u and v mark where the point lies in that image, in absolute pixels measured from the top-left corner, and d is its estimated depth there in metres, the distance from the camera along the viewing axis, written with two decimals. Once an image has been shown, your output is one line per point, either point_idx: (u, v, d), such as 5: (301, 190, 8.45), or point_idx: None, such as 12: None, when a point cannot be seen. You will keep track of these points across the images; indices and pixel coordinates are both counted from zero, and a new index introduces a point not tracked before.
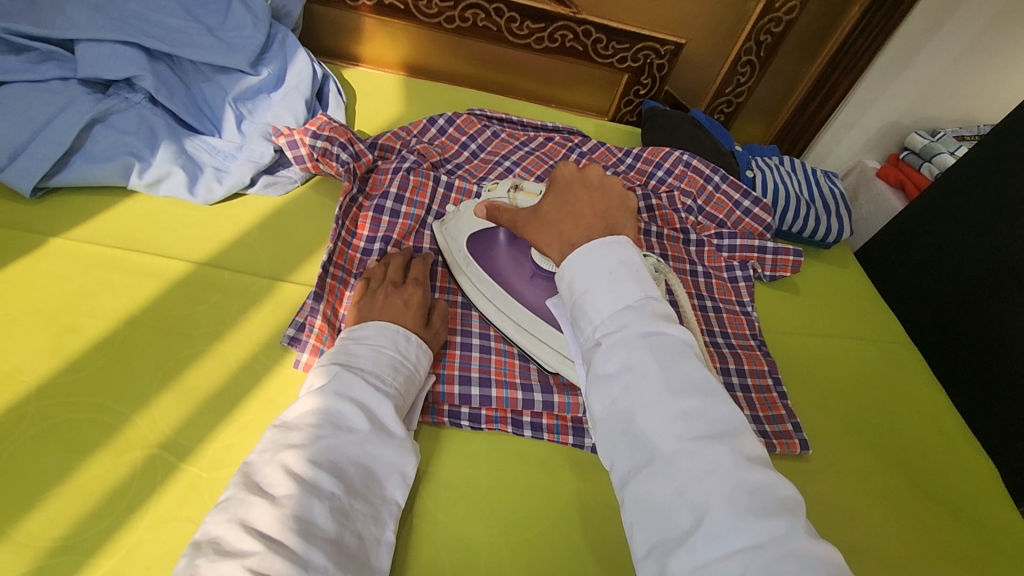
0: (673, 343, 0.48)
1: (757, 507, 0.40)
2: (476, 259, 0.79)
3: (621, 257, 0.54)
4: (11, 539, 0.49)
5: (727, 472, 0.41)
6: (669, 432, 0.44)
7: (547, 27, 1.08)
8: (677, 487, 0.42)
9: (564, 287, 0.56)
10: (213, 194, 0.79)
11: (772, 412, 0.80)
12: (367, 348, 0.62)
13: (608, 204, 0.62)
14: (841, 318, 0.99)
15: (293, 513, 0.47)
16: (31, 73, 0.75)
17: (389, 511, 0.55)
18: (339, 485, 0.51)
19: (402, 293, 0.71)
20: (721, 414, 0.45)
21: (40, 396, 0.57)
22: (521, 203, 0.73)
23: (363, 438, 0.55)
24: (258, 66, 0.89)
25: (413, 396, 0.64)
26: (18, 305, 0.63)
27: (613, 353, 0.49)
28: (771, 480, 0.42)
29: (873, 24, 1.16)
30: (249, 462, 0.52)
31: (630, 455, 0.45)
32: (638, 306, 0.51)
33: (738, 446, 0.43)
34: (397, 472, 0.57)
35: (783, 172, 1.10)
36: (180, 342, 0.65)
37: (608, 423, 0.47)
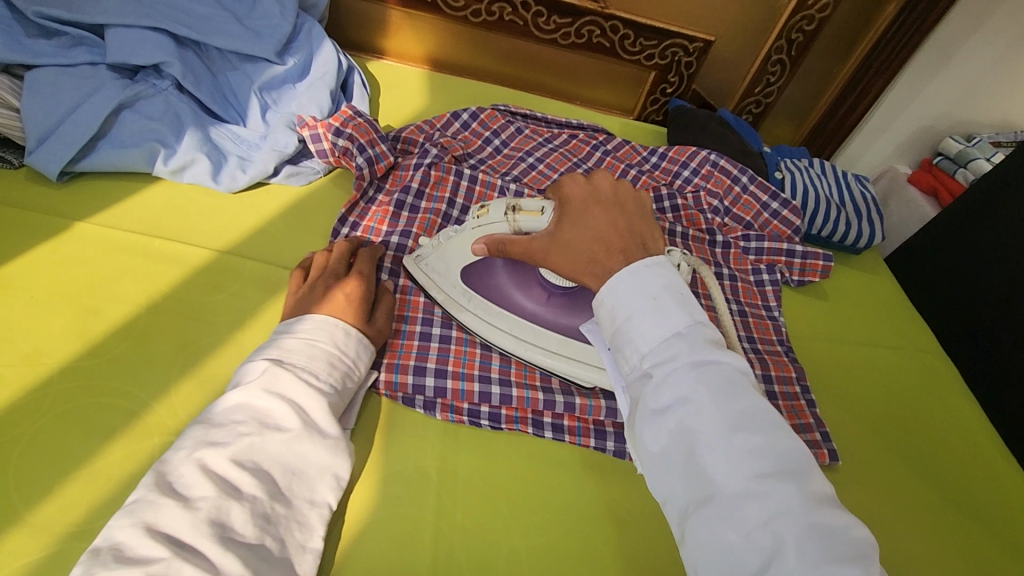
0: (726, 371, 0.47)
1: (829, 552, 0.38)
2: (481, 293, 0.73)
3: (665, 281, 0.53)
4: (28, 522, 0.49)
5: (796, 514, 0.39)
6: (731, 471, 0.42)
7: (574, 22, 1.07)
8: (744, 530, 0.40)
9: (605, 314, 0.54)
10: (236, 182, 0.78)
11: (800, 420, 0.78)
12: (302, 342, 0.60)
13: (629, 218, 0.62)
14: (873, 326, 0.96)
15: (207, 517, 0.46)
16: (61, 56, 0.75)
17: (319, 516, 0.53)
18: (259, 488, 0.50)
19: (343, 285, 0.67)
20: (787, 450, 0.43)
21: (61, 379, 0.57)
22: (525, 225, 0.65)
23: (291, 437, 0.54)
24: (284, 56, 0.88)
25: (350, 393, 0.62)
26: (43, 287, 0.63)
27: (664, 386, 0.47)
28: (842, 522, 0.40)
29: (909, 24, 1.13)
30: (165, 459, 0.50)
31: (689, 492, 0.43)
32: (686, 334, 0.49)
33: (805, 485, 0.41)
34: (329, 474, 0.55)
35: (813, 175, 1.07)
36: (201, 330, 0.64)
37: (664, 459, 0.46)
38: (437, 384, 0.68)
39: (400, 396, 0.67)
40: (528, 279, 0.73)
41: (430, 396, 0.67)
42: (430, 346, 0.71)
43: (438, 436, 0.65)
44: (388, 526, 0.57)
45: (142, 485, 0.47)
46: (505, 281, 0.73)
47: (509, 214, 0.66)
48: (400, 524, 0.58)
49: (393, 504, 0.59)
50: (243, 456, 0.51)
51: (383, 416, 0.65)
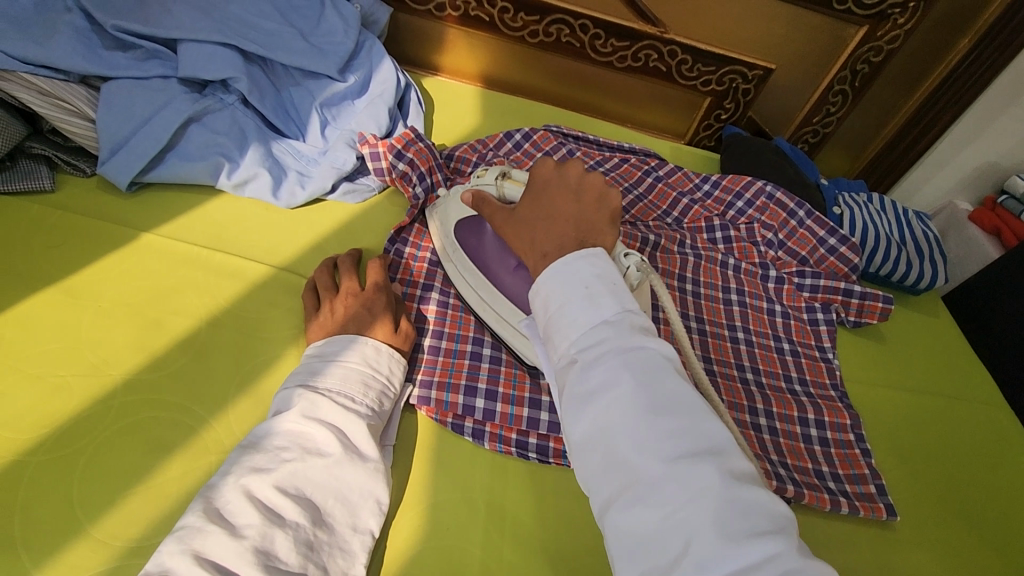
0: (651, 358, 0.44)
1: (748, 526, 0.37)
2: (461, 246, 0.74)
3: (598, 270, 0.50)
4: (91, 535, 0.50)
5: (717, 492, 0.38)
6: (652, 454, 0.40)
7: (631, 45, 1.06)
8: (664, 513, 0.38)
9: (538, 304, 0.51)
10: (295, 198, 0.79)
11: (854, 471, 0.75)
12: (335, 365, 0.60)
13: (583, 208, 0.58)
14: (926, 371, 0.93)
15: (253, 545, 0.46)
16: (135, 69, 0.77)
17: (361, 543, 0.53)
18: (302, 515, 0.50)
19: (365, 301, 0.67)
20: (708, 430, 0.41)
21: (125, 390, 0.58)
22: (509, 193, 0.70)
23: (333, 462, 0.54)
24: (346, 73, 0.89)
25: (387, 412, 0.62)
26: (110, 297, 0.65)
27: (592, 373, 0.44)
28: (763, 495, 0.39)
29: (982, 59, 1.09)
30: (211, 484, 0.50)
31: (610, 479, 0.41)
32: (615, 321, 0.47)
33: (725, 462, 0.40)
34: (371, 500, 0.55)
35: (872, 211, 1.04)
36: (258, 346, 0.65)
37: (590, 449, 0.43)
38: (486, 407, 0.67)
39: (449, 422, 0.66)
40: (508, 249, 0.69)
41: (479, 421, 0.67)
42: (480, 367, 0.71)
43: (485, 467, 0.65)
44: (435, 558, 0.57)
45: (189, 512, 0.47)
46: (485, 241, 0.72)
47: (497, 179, 0.71)
48: (446, 557, 0.57)
49: (438, 536, 0.59)
50: (286, 483, 0.51)
51: (433, 441, 0.65)
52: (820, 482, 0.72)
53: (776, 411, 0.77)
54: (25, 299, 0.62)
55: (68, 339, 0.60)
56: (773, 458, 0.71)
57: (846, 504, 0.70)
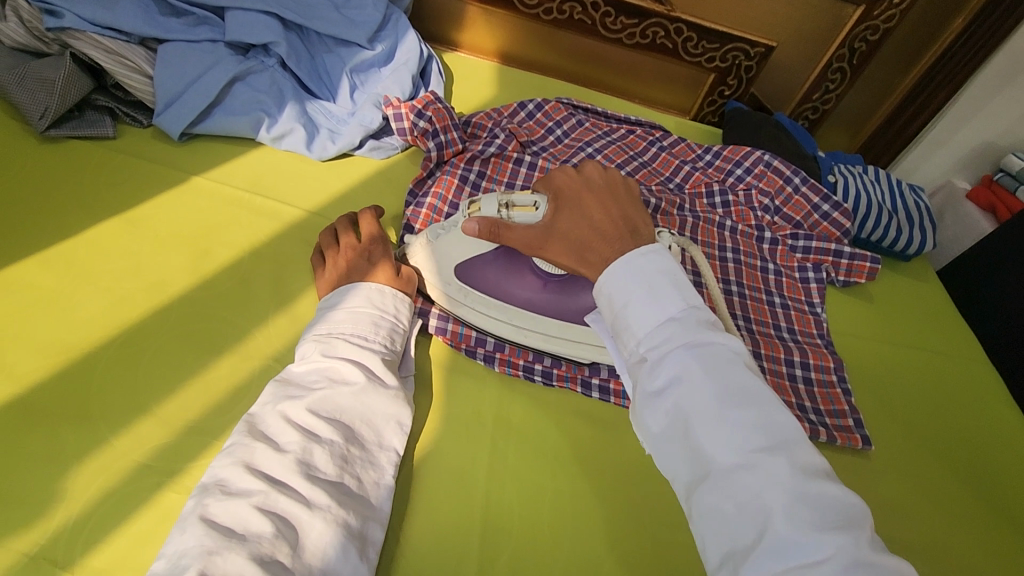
0: (719, 352, 0.50)
1: (820, 518, 0.42)
2: (476, 288, 0.73)
3: (663, 268, 0.55)
4: (155, 415, 0.58)
5: (790, 484, 0.43)
6: (728, 446, 0.45)
7: (639, 23, 1.13)
8: (739, 501, 0.44)
9: (603, 302, 0.57)
10: (326, 151, 0.87)
11: (834, 407, 0.81)
12: (345, 311, 0.65)
13: (621, 207, 0.64)
14: (913, 330, 0.98)
15: (296, 458, 0.53)
16: (187, 33, 0.85)
17: (388, 459, 0.59)
18: (336, 433, 0.56)
19: (365, 252, 0.72)
20: (779, 425, 0.46)
21: (181, 304, 0.67)
22: (520, 219, 0.66)
23: (359, 390, 0.60)
24: (374, 42, 0.97)
25: (401, 345, 0.67)
26: (166, 228, 0.73)
27: (661, 368, 0.50)
28: (836, 489, 0.44)
29: (977, 37, 1.15)
30: (254, 410, 0.57)
31: (688, 468, 0.47)
32: (681, 318, 0.52)
33: (796, 456, 0.45)
34: (394, 422, 0.61)
35: (866, 181, 1.09)
36: (295, 274, 0.73)
37: (665, 439, 0.48)
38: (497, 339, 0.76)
39: (463, 348, 0.74)
40: (522, 268, 0.72)
41: (490, 350, 0.75)
42: None
43: (496, 387, 0.72)
44: (450, 457, 0.65)
45: (236, 431, 0.54)
46: (498, 274, 0.73)
47: (501, 209, 0.67)
48: (460, 456, 0.65)
49: (451, 440, 0.66)
50: (318, 406, 0.57)
51: (448, 362, 0.73)
52: (802, 413, 0.78)
53: (764, 352, 0.84)
54: (95, 226, 0.71)
55: (132, 260, 0.69)
56: None
57: (825, 433, 0.76)
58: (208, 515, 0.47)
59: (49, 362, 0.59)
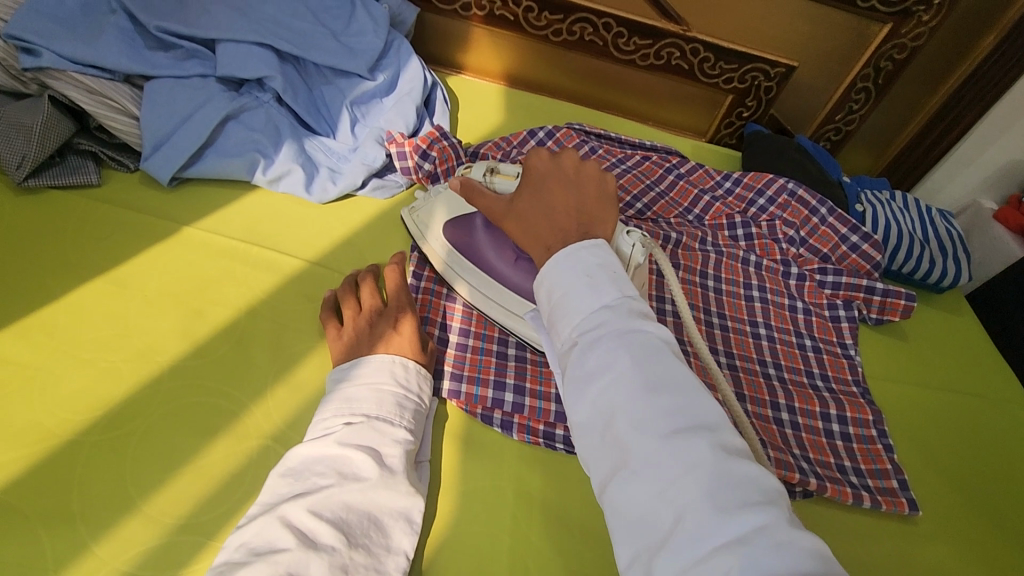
0: (649, 338, 0.45)
1: (738, 498, 0.37)
2: (458, 248, 0.77)
3: (600, 259, 0.51)
4: (142, 512, 0.52)
5: (711, 466, 0.38)
6: (648, 432, 0.40)
7: (654, 44, 1.07)
8: (657, 488, 0.38)
9: (541, 296, 0.52)
10: (327, 193, 0.82)
11: (876, 466, 0.75)
12: (372, 389, 0.59)
13: (582, 198, 0.60)
14: (952, 371, 0.93)
15: (287, 571, 0.46)
16: (175, 68, 0.79)
17: (395, 564, 0.53)
18: (338, 540, 0.50)
19: (391, 316, 0.67)
20: (703, 410, 0.42)
21: (171, 376, 0.61)
22: (499, 186, 0.71)
23: (370, 485, 0.54)
24: (375, 71, 0.91)
25: (420, 428, 0.62)
26: (155, 288, 0.67)
27: (589, 356, 0.45)
28: (754, 469, 0.39)
29: (1009, 56, 1.09)
30: (250, 516, 0.51)
31: (609, 458, 0.42)
32: (615, 306, 0.48)
33: (719, 438, 0.40)
34: (404, 520, 0.55)
35: (895, 209, 1.04)
36: (295, 336, 0.67)
37: (589, 430, 0.44)
38: (515, 400, 0.70)
39: (479, 413, 0.68)
40: (505, 242, 0.74)
41: (507, 413, 0.69)
42: (507, 363, 0.73)
43: (515, 457, 0.66)
44: (467, 543, 0.59)
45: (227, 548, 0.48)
46: (482, 241, 0.75)
47: (485, 174, 0.72)
48: (478, 540, 0.60)
49: (468, 522, 0.61)
50: (321, 506, 0.51)
51: (462, 430, 0.67)
52: (842, 476, 0.73)
53: (798, 406, 0.79)
54: (77, 288, 0.65)
55: (117, 326, 0.63)
56: (796, 452, 0.73)
57: (868, 498, 0.71)
58: None
59: (24, 453, 0.53)
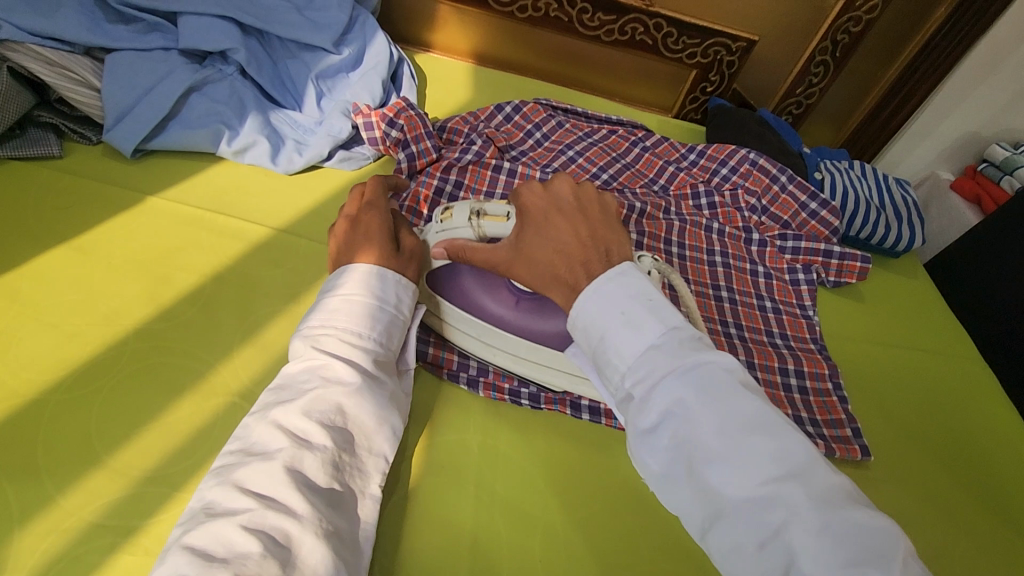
0: (709, 374, 0.46)
1: (846, 553, 0.39)
2: (449, 299, 0.71)
3: (634, 290, 0.51)
4: (107, 466, 0.53)
5: (808, 516, 0.40)
6: (737, 481, 0.42)
7: (617, 19, 1.09)
8: (760, 540, 0.41)
9: (579, 336, 0.53)
10: (293, 165, 0.82)
11: (832, 417, 0.78)
12: (343, 300, 0.60)
13: (590, 226, 0.58)
14: (906, 329, 0.97)
15: (284, 467, 0.49)
16: (137, 41, 0.79)
17: (376, 465, 0.56)
18: (328, 439, 0.52)
19: (360, 229, 0.67)
20: (785, 450, 0.43)
21: (136, 338, 0.62)
22: (490, 231, 0.63)
23: (353, 390, 0.55)
24: (340, 46, 0.92)
25: (398, 339, 0.63)
26: (119, 255, 0.68)
27: (650, 404, 0.46)
28: (855, 514, 0.41)
29: (960, 26, 1.13)
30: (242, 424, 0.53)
31: (701, 508, 0.44)
32: (661, 344, 0.48)
33: (808, 481, 0.42)
34: (387, 425, 0.57)
35: (852, 177, 1.07)
36: (262, 299, 0.68)
37: (668, 478, 0.45)
38: (480, 361, 0.72)
39: (445, 372, 0.70)
40: (497, 283, 0.70)
41: (473, 373, 0.71)
42: None
43: (479, 413, 0.68)
44: (434, 493, 0.61)
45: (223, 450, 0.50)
46: (473, 287, 0.70)
47: (472, 219, 0.63)
48: (444, 490, 0.61)
49: (433, 474, 0.62)
50: (311, 408, 0.53)
51: (428, 388, 0.69)
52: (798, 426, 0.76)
53: (758, 361, 0.81)
54: (39, 256, 0.65)
55: (81, 291, 0.64)
56: None
57: (823, 445, 0.74)
58: (191, 542, 0.44)
59: None
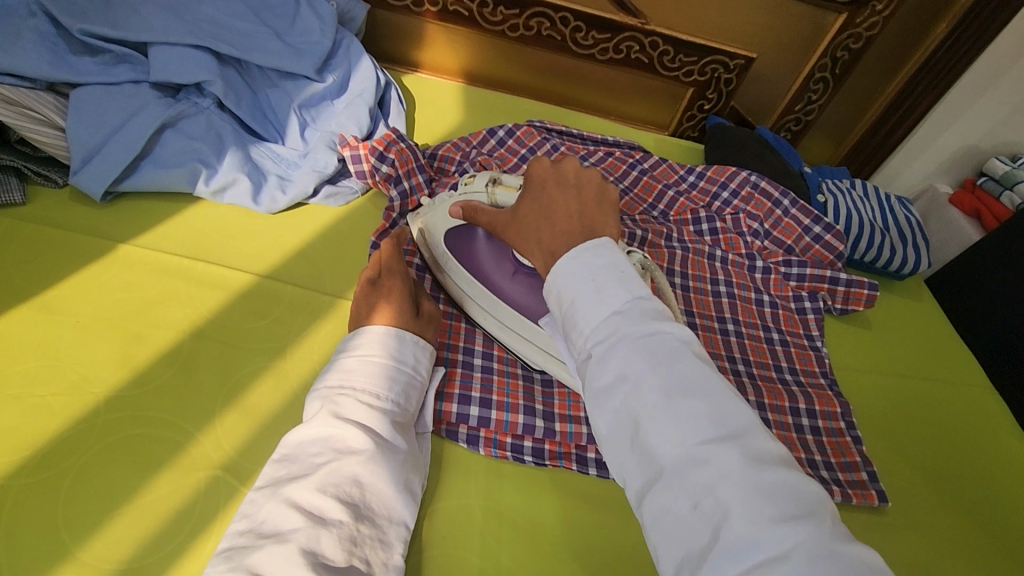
0: (667, 342, 0.43)
1: (776, 510, 0.35)
2: (456, 255, 0.75)
3: (604, 259, 0.48)
4: (77, 559, 0.49)
5: (741, 479, 0.36)
6: (677, 441, 0.39)
7: (612, 37, 1.05)
8: (691, 499, 0.37)
9: (552, 302, 0.49)
10: (276, 204, 0.77)
11: (846, 459, 0.76)
12: (362, 362, 0.60)
13: (584, 202, 0.56)
14: (915, 357, 0.94)
15: (301, 548, 0.47)
16: (105, 75, 0.74)
17: (398, 534, 0.54)
18: (344, 513, 0.51)
19: (384, 292, 0.67)
20: (729, 412, 0.40)
21: (108, 408, 0.57)
22: (501, 199, 0.69)
23: (367, 457, 0.54)
24: (324, 73, 0.87)
25: (416, 402, 0.62)
26: (88, 313, 0.63)
27: (606, 364, 0.43)
28: (790, 477, 0.37)
29: (961, 41, 1.10)
30: (251, 500, 0.51)
31: (639, 469, 0.40)
32: (626, 310, 0.45)
33: (747, 443, 0.38)
34: (403, 489, 0.56)
35: (855, 197, 1.05)
36: (245, 356, 0.64)
37: (614, 441, 0.42)
38: (481, 414, 0.67)
39: (443, 428, 0.66)
40: (504, 254, 0.72)
41: (473, 428, 0.67)
42: (472, 376, 0.71)
43: (481, 472, 0.64)
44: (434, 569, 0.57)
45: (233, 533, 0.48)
46: (481, 250, 0.73)
47: (488, 186, 0.71)
48: (445, 564, 0.57)
49: (432, 546, 0.58)
50: (326, 482, 0.52)
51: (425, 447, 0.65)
52: (813, 471, 0.73)
53: (768, 402, 0.78)
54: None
55: (46, 357, 0.59)
56: None
57: (839, 492, 0.71)
58: None
59: None
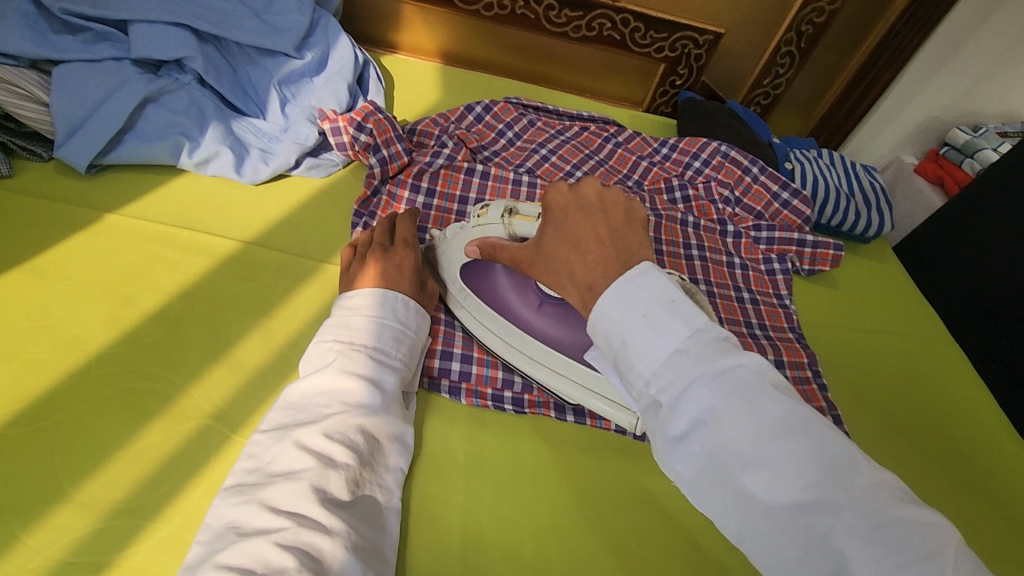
0: (744, 377, 0.40)
1: (902, 556, 0.34)
2: (476, 293, 0.72)
3: (655, 287, 0.44)
4: (74, 499, 0.51)
5: (858, 523, 0.35)
6: (781, 490, 0.37)
7: (584, 15, 1.08)
8: (806, 545, 0.36)
9: (599, 339, 0.46)
10: (258, 174, 0.79)
11: (812, 404, 0.79)
12: (370, 322, 0.62)
13: (613, 225, 0.53)
14: (883, 315, 0.98)
15: (311, 485, 0.50)
16: (86, 52, 0.76)
17: (394, 479, 0.56)
18: (351, 456, 0.53)
19: (395, 261, 0.69)
20: (828, 450, 0.38)
21: (99, 364, 0.59)
22: (520, 230, 0.63)
23: (375, 410, 0.57)
24: (302, 50, 0.89)
25: (416, 362, 0.65)
26: (77, 277, 0.65)
27: (680, 410, 0.40)
28: (909, 513, 0.36)
29: (920, 14, 1.15)
30: (256, 441, 0.54)
31: (738, 518, 0.38)
32: (687, 347, 0.42)
33: (854, 482, 0.36)
34: (398, 440, 0.58)
35: (822, 165, 1.09)
36: (232, 316, 0.66)
37: (702, 490, 0.39)
38: (462, 368, 0.71)
39: (425, 380, 0.69)
40: (526, 285, 0.70)
41: (455, 380, 0.70)
42: (454, 334, 0.74)
43: (463, 421, 0.67)
44: (419, 509, 0.59)
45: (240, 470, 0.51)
46: (503, 285, 0.70)
47: (505, 216, 0.64)
48: (428, 505, 0.60)
49: (417, 488, 0.61)
50: (333, 429, 0.54)
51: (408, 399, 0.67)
52: None
53: None
54: None
55: (37, 318, 0.60)
56: None
57: None
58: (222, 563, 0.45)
59: None
